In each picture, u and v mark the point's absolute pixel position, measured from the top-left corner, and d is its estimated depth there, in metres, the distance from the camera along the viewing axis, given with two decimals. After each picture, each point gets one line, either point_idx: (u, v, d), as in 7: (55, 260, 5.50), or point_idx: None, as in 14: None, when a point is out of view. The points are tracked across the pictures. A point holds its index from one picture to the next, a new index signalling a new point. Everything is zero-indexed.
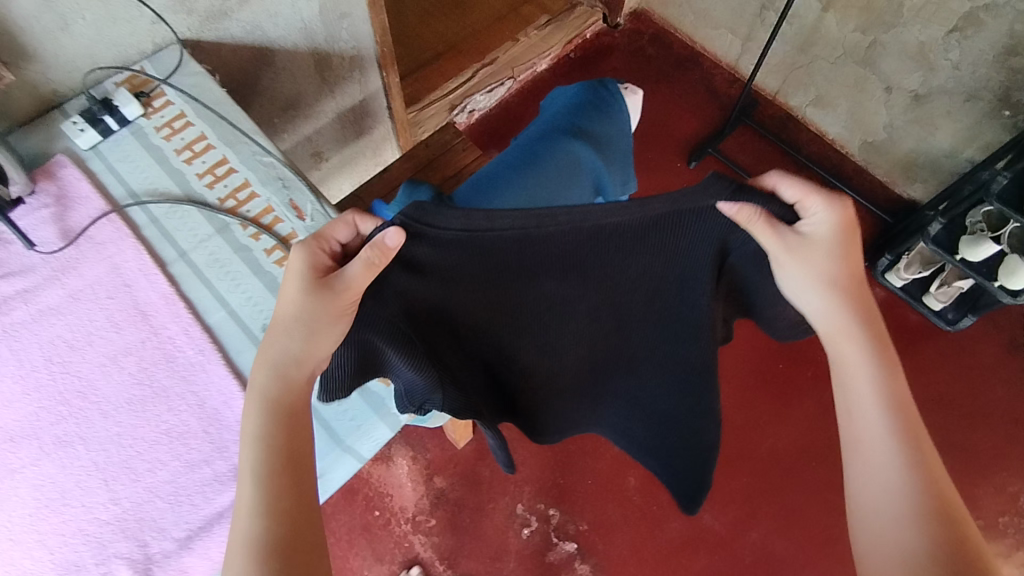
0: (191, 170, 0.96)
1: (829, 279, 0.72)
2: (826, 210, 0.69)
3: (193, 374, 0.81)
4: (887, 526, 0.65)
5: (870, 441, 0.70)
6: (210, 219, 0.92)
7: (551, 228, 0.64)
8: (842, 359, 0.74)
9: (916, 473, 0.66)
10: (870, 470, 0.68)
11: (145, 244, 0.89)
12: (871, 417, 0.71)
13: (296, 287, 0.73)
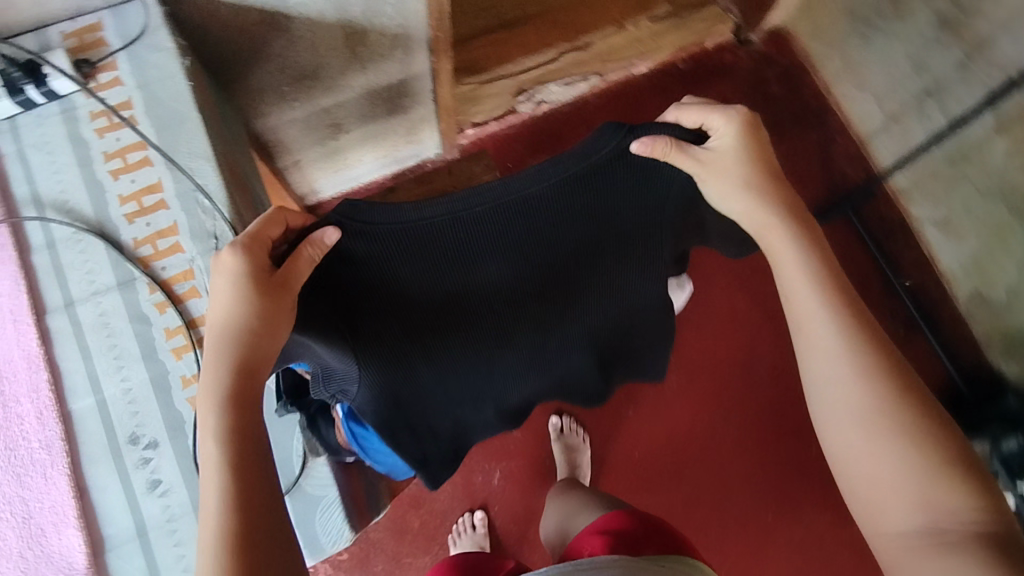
0: (114, 188, 0.75)
1: (757, 189, 0.58)
2: (726, 116, 0.57)
3: (30, 475, 0.67)
4: (847, 395, 0.56)
5: (814, 328, 0.58)
6: (117, 265, 0.73)
7: (501, 208, 0.44)
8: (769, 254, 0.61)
9: (855, 335, 0.57)
10: (819, 349, 0.58)
11: (29, 277, 0.72)
12: (806, 294, 0.59)
13: (240, 291, 0.53)
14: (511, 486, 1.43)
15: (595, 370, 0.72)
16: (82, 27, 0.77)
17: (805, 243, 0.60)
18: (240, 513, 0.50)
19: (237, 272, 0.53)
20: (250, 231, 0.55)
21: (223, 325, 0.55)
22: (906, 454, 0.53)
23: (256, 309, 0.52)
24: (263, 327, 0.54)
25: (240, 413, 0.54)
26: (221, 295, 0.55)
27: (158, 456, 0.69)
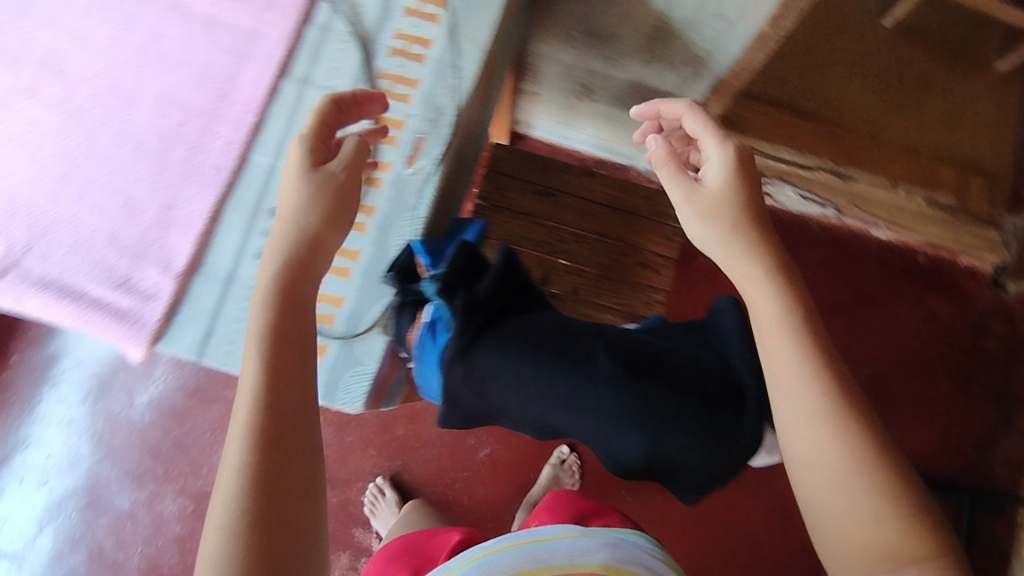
0: (397, 21, 0.82)
1: (737, 229, 0.60)
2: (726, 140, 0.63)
3: (192, 179, 0.76)
4: (803, 436, 0.51)
5: (789, 377, 0.53)
6: (356, 78, 0.80)
7: None
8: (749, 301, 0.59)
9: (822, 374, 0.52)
10: (788, 385, 0.53)
11: (294, 40, 0.80)
12: (779, 329, 0.55)
13: (305, 189, 0.58)
14: (487, 468, 1.42)
15: (638, 466, 0.67)
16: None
17: (788, 290, 0.57)
18: (268, 457, 0.48)
19: (310, 175, 0.58)
20: (313, 127, 0.60)
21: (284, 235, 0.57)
22: (868, 507, 0.48)
23: (321, 211, 0.58)
24: (326, 229, 0.58)
25: (277, 349, 0.52)
26: (284, 196, 0.58)
27: None
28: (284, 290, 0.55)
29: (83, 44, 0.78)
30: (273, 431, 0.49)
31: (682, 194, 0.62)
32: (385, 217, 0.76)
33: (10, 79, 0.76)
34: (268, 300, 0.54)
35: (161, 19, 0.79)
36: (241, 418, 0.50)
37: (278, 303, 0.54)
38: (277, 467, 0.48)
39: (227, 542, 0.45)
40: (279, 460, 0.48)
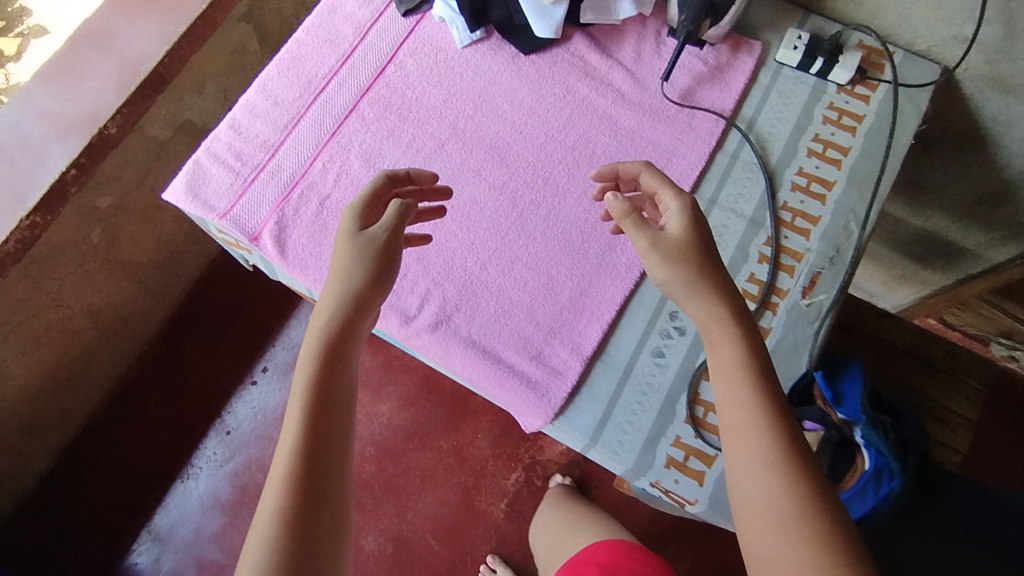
0: (801, 160, 0.87)
1: (694, 279, 0.65)
2: (679, 195, 0.68)
3: (606, 272, 0.82)
4: (749, 476, 0.59)
5: (743, 428, 0.60)
6: (760, 205, 0.85)
7: None
8: (715, 349, 0.64)
9: (775, 434, 0.59)
10: (745, 434, 0.60)
11: (707, 164, 0.87)
12: (738, 390, 0.61)
13: (353, 253, 0.68)
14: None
15: None
16: (876, 46, 0.91)
17: (750, 349, 0.63)
18: (306, 495, 0.59)
19: (356, 238, 0.69)
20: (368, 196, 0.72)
21: (330, 299, 0.67)
22: (802, 546, 0.55)
23: (366, 274, 0.67)
24: (371, 289, 0.67)
25: (320, 393, 0.63)
26: (336, 259, 0.69)
27: (676, 340, 0.79)
28: (327, 346, 0.65)
29: (527, 139, 0.88)
30: (315, 463, 0.60)
31: (644, 238, 0.66)
32: (780, 342, 0.79)
33: (463, 159, 0.87)
34: (317, 350, 0.64)
35: (593, 127, 0.89)
36: (286, 445, 0.61)
37: (324, 352, 0.64)
38: (313, 497, 0.59)
39: (266, 549, 0.56)
40: (313, 493, 0.59)
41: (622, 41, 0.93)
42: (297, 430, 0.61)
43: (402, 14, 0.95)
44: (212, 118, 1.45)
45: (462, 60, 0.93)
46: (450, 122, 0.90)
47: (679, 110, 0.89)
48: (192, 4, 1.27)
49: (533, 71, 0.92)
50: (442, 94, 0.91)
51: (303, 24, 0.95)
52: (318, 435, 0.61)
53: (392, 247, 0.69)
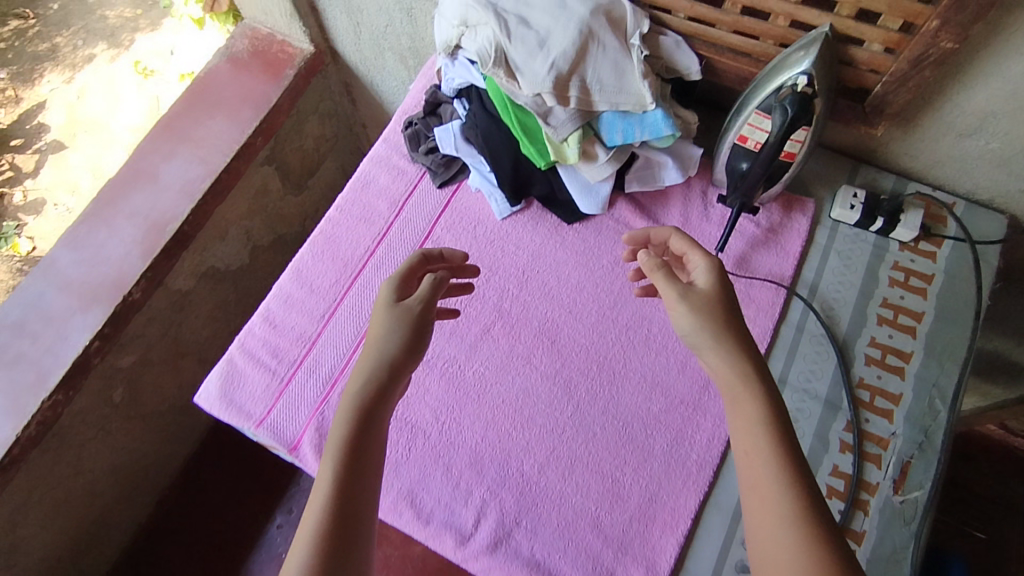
0: (872, 329, 0.81)
1: (720, 327, 0.62)
2: (707, 257, 0.67)
3: (676, 471, 0.75)
4: (769, 539, 0.53)
5: (767, 490, 0.54)
6: (834, 384, 0.79)
7: None
8: (737, 410, 0.59)
9: (803, 502, 0.53)
10: (762, 491, 0.54)
11: (771, 339, 0.82)
12: (765, 453, 0.56)
13: (389, 319, 0.63)
14: None
15: None
16: (935, 199, 0.86)
17: (772, 412, 0.58)
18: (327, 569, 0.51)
19: (390, 307, 0.64)
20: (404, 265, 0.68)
21: (365, 361, 0.61)
22: None
23: (401, 341, 0.62)
24: (406, 354, 0.62)
25: (352, 450, 0.56)
26: (373, 326, 0.64)
27: None
28: (362, 405, 0.58)
29: (577, 318, 0.83)
30: (342, 523, 0.53)
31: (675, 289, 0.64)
32: (876, 549, 0.71)
33: (511, 345, 0.82)
34: (349, 408, 0.58)
35: (646, 302, 0.84)
36: (315, 505, 0.54)
37: (358, 409, 0.58)
38: (337, 562, 0.52)
39: None
40: (338, 557, 0.52)
41: (668, 204, 0.89)
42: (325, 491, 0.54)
43: (437, 185, 0.92)
44: (235, 259, 1.43)
45: (503, 233, 0.89)
46: (495, 303, 0.85)
47: (736, 279, 0.84)
48: (216, 158, 1.27)
49: (578, 242, 0.88)
50: (484, 271, 0.87)
51: (336, 201, 0.93)
52: (345, 502, 0.54)
53: (426, 315, 0.64)
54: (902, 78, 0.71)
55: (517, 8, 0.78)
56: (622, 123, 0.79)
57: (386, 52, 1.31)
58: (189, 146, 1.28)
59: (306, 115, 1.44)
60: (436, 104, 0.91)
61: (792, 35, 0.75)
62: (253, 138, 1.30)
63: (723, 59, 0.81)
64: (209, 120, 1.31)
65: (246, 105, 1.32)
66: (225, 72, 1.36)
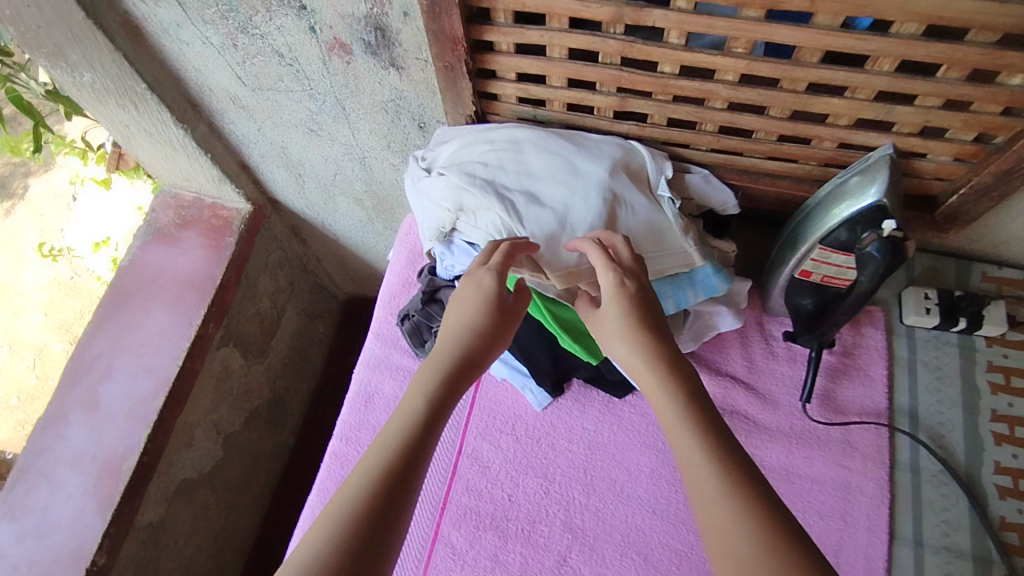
0: (993, 452, 0.71)
1: (618, 337, 0.53)
2: (602, 268, 0.56)
3: None
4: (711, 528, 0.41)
5: (697, 476, 0.43)
6: (975, 533, 0.68)
7: None
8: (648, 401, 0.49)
9: (732, 474, 0.42)
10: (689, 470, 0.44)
11: (891, 492, 0.70)
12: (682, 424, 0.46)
13: (484, 303, 0.55)
14: None
15: None
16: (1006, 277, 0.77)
17: (687, 386, 0.48)
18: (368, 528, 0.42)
19: (485, 290, 0.56)
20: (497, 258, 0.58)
21: (453, 332, 0.54)
22: None
23: (484, 325, 0.54)
24: (491, 342, 0.54)
25: (432, 422, 0.48)
26: (463, 303, 0.56)
27: None
28: (450, 374, 0.51)
29: (664, 517, 0.70)
30: (397, 484, 0.44)
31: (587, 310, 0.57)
32: None
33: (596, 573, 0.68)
34: (437, 373, 0.51)
35: None
36: (380, 446, 0.47)
37: (444, 381, 0.51)
38: (380, 521, 0.43)
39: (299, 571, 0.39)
40: (390, 497, 0.44)
41: (727, 349, 0.77)
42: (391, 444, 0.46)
43: None
44: (209, 459, 1.23)
45: (548, 427, 0.75)
46: (562, 521, 0.71)
47: (830, 428, 0.72)
48: (165, 364, 1.07)
49: (638, 418, 0.74)
50: (539, 481, 0.73)
51: (338, 429, 0.77)
52: (410, 459, 0.46)
53: (515, 309, 0.56)
54: (986, 188, 0.61)
55: (521, 181, 0.66)
56: (671, 287, 0.67)
57: (337, 197, 1.15)
58: (129, 356, 1.08)
59: (256, 276, 1.26)
60: (434, 291, 0.76)
61: (842, 156, 0.64)
62: (204, 327, 1.11)
63: (760, 185, 0.70)
64: (147, 316, 1.11)
65: (188, 289, 1.13)
66: (154, 253, 1.17)
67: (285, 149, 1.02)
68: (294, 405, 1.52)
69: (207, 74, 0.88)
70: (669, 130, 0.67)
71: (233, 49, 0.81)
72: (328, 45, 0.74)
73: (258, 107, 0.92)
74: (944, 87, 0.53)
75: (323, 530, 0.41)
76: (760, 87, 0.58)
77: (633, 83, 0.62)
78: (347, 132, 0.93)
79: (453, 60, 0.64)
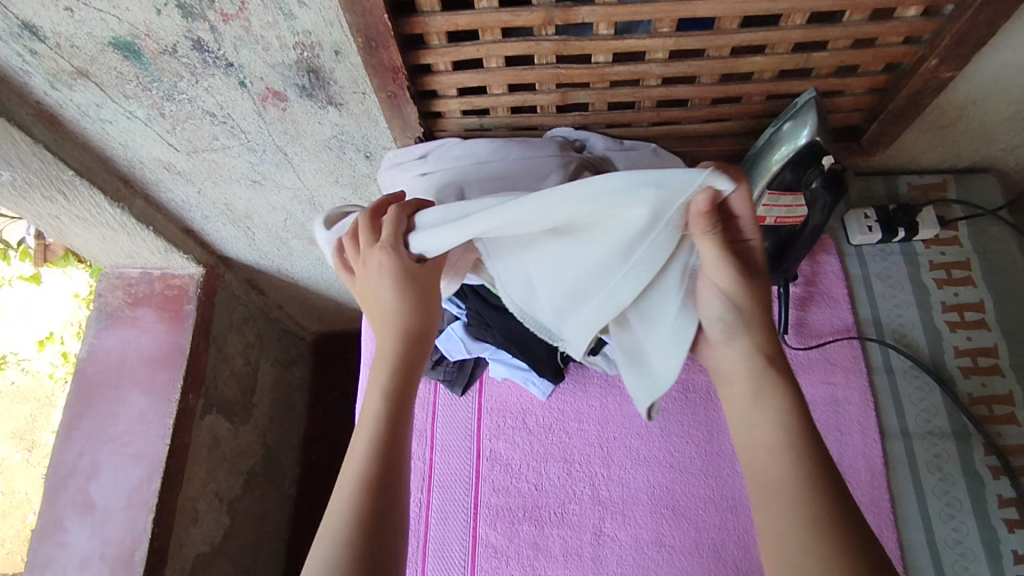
0: (951, 340, 0.79)
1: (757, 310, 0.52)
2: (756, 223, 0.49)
3: None
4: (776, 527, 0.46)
5: (776, 476, 0.48)
6: (952, 413, 0.75)
7: None
8: (750, 401, 0.52)
9: (809, 484, 0.46)
10: (770, 472, 0.48)
11: (874, 396, 0.77)
12: (780, 434, 0.49)
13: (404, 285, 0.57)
14: None
15: None
16: (929, 184, 0.85)
17: (789, 396, 0.51)
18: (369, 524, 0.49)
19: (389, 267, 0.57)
20: (389, 233, 0.57)
21: (389, 316, 0.58)
22: None
23: (406, 301, 0.58)
24: (423, 317, 0.59)
25: (398, 411, 0.55)
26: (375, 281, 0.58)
27: None
28: (398, 359, 0.57)
29: (681, 470, 0.74)
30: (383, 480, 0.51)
31: (729, 274, 0.50)
32: None
33: (634, 534, 0.72)
34: (388, 363, 0.57)
35: None
36: (358, 452, 0.53)
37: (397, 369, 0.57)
38: (379, 512, 0.50)
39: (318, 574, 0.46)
40: (383, 492, 0.51)
41: None
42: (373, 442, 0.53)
43: (459, 394, 0.80)
44: (217, 529, 1.20)
45: (556, 414, 0.78)
46: (591, 495, 0.74)
47: (808, 351, 0.79)
48: (153, 446, 1.04)
49: None
50: (560, 465, 0.76)
51: None
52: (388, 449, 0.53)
53: (431, 277, 0.59)
54: (901, 111, 0.68)
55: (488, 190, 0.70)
56: None
57: (290, 241, 1.14)
58: (112, 447, 1.04)
59: (224, 336, 1.23)
60: None
61: (773, 106, 0.71)
62: (184, 400, 1.09)
63: (702, 146, 0.77)
64: (121, 403, 1.07)
65: (157, 365, 1.10)
66: (113, 337, 1.13)
67: (230, 205, 1.01)
68: (288, 457, 1.50)
69: (138, 148, 0.86)
70: (610, 114, 0.72)
71: (160, 118, 0.80)
72: (262, 96, 0.75)
73: (195, 170, 0.92)
74: (850, 29, 0.60)
75: (328, 535, 0.49)
76: (691, 59, 0.64)
77: (571, 77, 0.66)
78: (291, 176, 0.93)
79: (395, 88, 0.66)
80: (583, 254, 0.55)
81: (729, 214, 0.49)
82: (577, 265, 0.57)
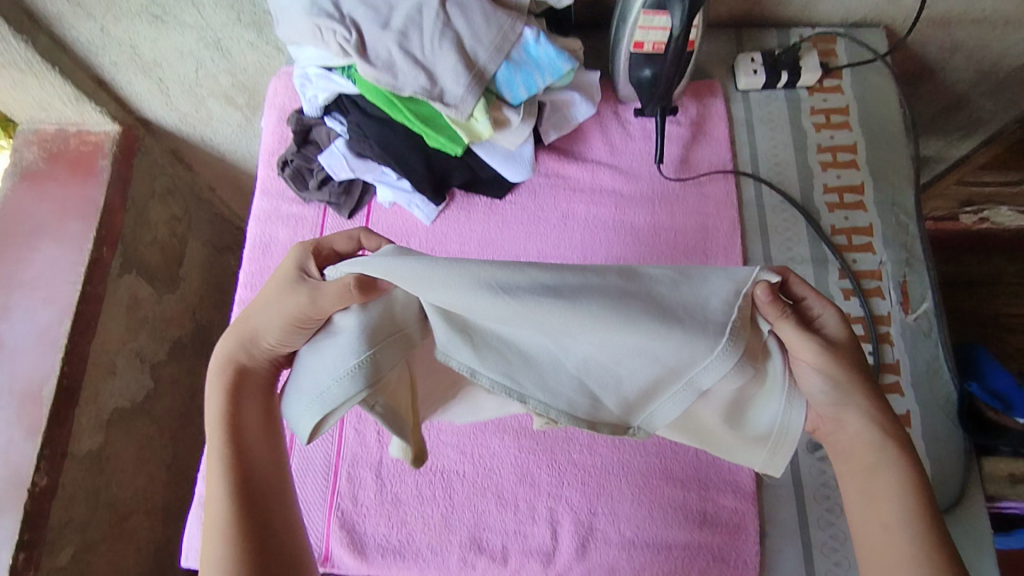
0: (822, 177, 0.82)
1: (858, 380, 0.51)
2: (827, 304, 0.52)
3: None
4: None
5: (889, 548, 0.47)
6: (813, 243, 0.79)
7: None
8: (869, 478, 0.50)
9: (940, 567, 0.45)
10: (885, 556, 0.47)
11: (742, 226, 0.80)
12: (899, 517, 0.48)
13: (280, 285, 0.55)
14: None
15: None
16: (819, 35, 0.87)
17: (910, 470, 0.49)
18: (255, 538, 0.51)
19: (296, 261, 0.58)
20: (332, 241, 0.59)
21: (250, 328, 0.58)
22: None
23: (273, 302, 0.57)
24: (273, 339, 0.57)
25: (237, 424, 0.56)
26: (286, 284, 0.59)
27: None
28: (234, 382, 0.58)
29: None
30: (251, 488, 0.53)
31: (818, 350, 0.49)
32: (917, 373, 0.73)
33: None
34: (221, 387, 0.58)
35: (612, 244, 0.80)
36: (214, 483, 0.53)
37: (232, 386, 0.58)
38: (260, 515, 0.52)
39: None
40: (260, 502, 0.53)
41: (587, 139, 0.84)
42: (218, 453, 0.54)
43: (346, 217, 0.82)
44: (138, 388, 1.22)
45: (438, 236, 0.81)
46: None
47: (683, 183, 0.82)
48: (64, 291, 1.07)
49: (519, 212, 0.81)
50: None
51: (242, 279, 0.81)
52: (247, 466, 0.54)
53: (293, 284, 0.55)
54: None
55: None
56: (520, 74, 0.72)
57: (208, 100, 1.14)
58: (23, 291, 1.06)
59: (145, 202, 1.23)
60: (306, 130, 0.81)
61: None
62: (97, 251, 1.11)
63: None
64: (33, 251, 1.09)
65: (70, 217, 1.11)
66: (26, 191, 1.13)
67: (137, 49, 1.00)
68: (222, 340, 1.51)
69: None
70: None
71: None
72: None
73: (95, 1, 0.91)
74: None
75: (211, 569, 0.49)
76: None
77: None
78: (193, 11, 0.92)
79: None
80: (651, 342, 0.47)
81: (797, 302, 0.53)
82: (649, 364, 0.48)
